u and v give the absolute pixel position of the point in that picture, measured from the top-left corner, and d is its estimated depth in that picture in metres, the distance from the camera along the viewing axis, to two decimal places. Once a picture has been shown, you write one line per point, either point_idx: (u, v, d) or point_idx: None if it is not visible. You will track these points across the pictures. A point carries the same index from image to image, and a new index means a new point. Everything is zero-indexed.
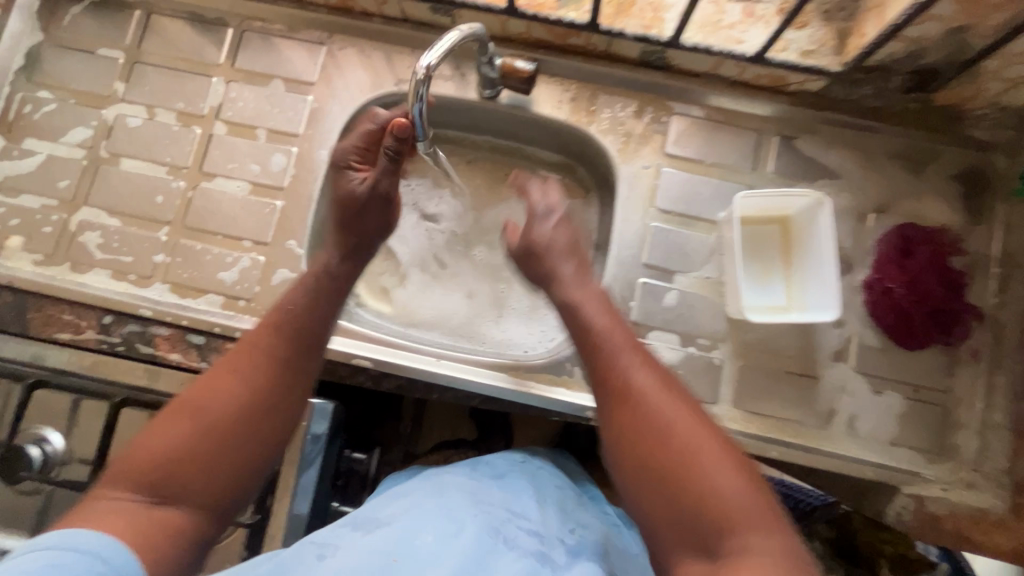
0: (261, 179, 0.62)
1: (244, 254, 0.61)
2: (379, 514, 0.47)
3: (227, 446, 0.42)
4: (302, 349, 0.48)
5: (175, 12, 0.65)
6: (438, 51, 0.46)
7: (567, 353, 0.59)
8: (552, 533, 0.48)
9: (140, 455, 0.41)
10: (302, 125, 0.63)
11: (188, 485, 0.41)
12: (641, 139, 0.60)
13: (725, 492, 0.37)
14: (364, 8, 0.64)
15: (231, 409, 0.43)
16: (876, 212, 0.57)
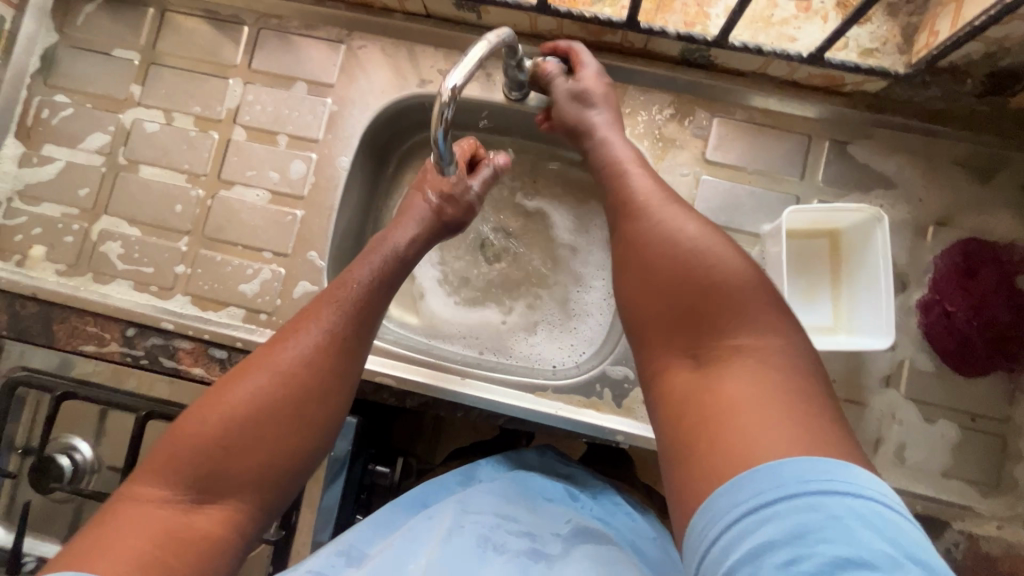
0: (282, 187, 0.61)
1: (264, 266, 0.59)
2: (371, 547, 0.47)
3: (270, 433, 0.39)
4: (357, 330, 0.46)
5: (190, 10, 0.63)
6: (464, 70, 0.41)
7: (596, 374, 0.57)
8: (543, 530, 0.49)
9: (179, 444, 0.38)
10: (322, 130, 0.61)
11: (238, 472, 0.38)
12: (679, 145, 0.57)
13: (719, 293, 0.38)
14: (385, 3, 0.61)
15: (277, 390, 0.40)
16: (936, 225, 0.54)
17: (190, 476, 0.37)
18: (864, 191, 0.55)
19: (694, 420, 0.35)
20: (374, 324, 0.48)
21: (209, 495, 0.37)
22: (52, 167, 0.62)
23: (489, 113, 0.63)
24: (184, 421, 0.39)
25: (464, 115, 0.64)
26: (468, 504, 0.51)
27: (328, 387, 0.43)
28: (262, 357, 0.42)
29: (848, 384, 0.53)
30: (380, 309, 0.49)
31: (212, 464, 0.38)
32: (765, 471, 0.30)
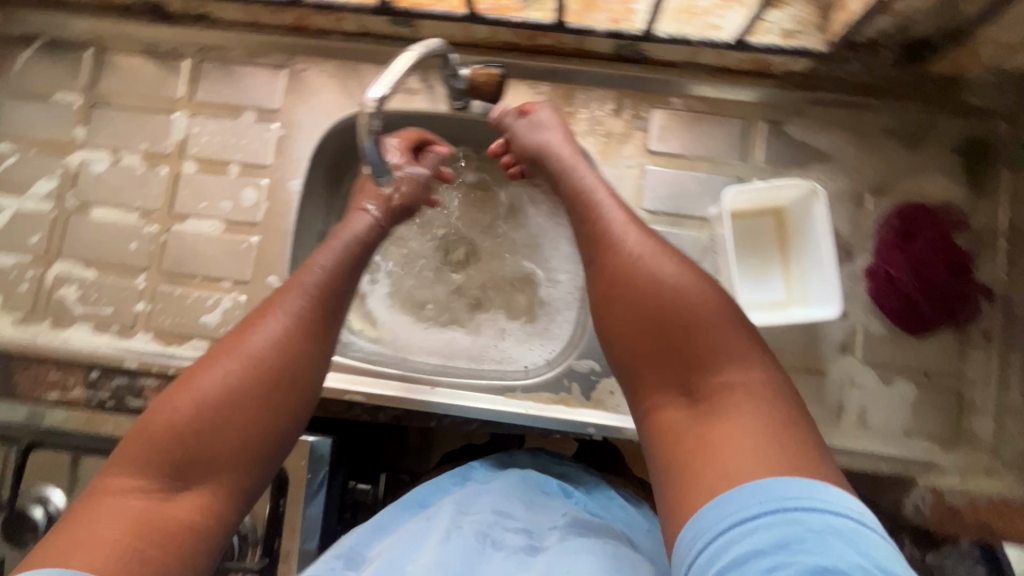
0: (236, 215, 0.61)
1: (224, 295, 0.59)
2: (368, 550, 0.47)
3: (243, 412, 0.41)
4: (326, 310, 0.47)
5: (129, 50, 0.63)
6: (387, 81, 0.42)
7: (564, 370, 0.59)
8: (541, 525, 0.49)
9: (154, 430, 0.39)
10: (270, 156, 0.61)
11: (209, 460, 0.39)
12: (623, 138, 0.59)
13: (705, 328, 0.41)
14: (321, 25, 0.62)
15: (247, 371, 0.42)
16: (873, 192, 0.57)
17: (159, 467, 0.38)
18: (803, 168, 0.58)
19: (687, 449, 0.37)
20: (341, 309, 0.49)
21: (190, 477, 0.39)
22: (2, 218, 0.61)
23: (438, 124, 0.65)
24: (151, 414, 0.40)
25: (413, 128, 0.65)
26: (464, 507, 0.50)
27: (296, 376, 0.43)
28: (228, 347, 0.43)
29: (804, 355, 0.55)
30: (345, 298, 0.49)
31: (182, 454, 0.39)
32: (749, 490, 0.32)
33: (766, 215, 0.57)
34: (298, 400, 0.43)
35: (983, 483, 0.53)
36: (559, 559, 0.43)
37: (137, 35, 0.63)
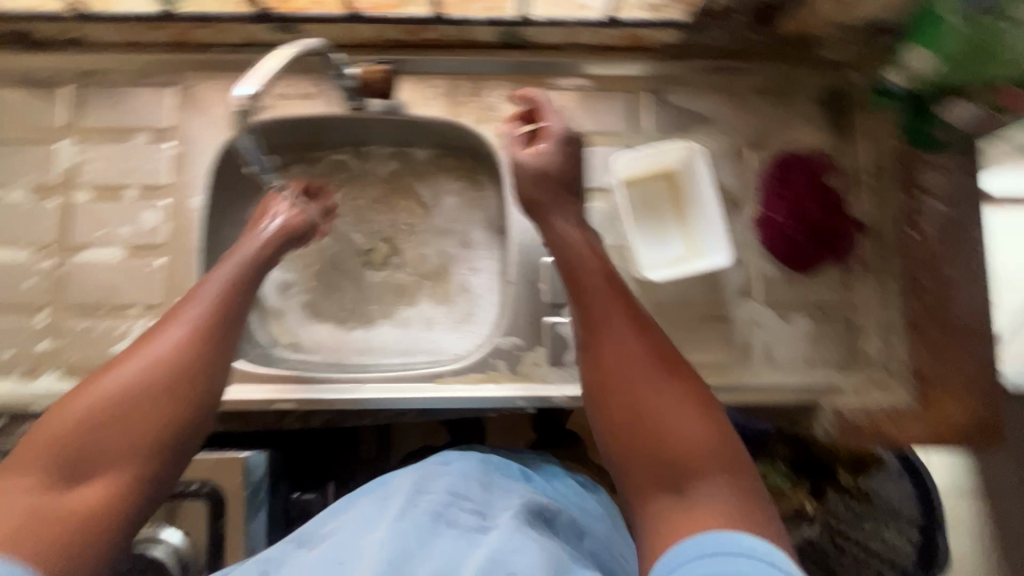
0: (141, 238, 0.99)
1: (129, 323, 0.97)
2: (322, 531, 0.62)
3: (147, 405, 0.64)
4: (223, 325, 0.72)
5: (159, 150, 1.01)
6: (251, 80, 0.68)
7: (473, 339, 0.86)
8: (494, 509, 0.63)
9: (58, 426, 0.61)
10: (167, 172, 1.00)
11: (106, 452, 0.61)
12: (509, 128, 1.02)
13: (695, 445, 0.59)
14: (199, 40, 1.02)
15: (161, 369, 0.66)
16: (747, 148, 0.97)
17: (52, 464, 0.59)
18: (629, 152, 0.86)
19: (665, 522, 0.56)
20: (222, 322, 0.72)
21: (80, 478, 0.59)
22: (132, 324, 0.97)
23: (390, 128, 1.06)
24: (49, 419, 0.62)
25: (375, 135, 1.08)
26: (409, 486, 0.64)
27: (187, 367, 0.67)
28: (139, 351, 0.67)
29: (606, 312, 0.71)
30: (235, 301, 0.76)
31: (82, 453, 0.60)
32: (691, 548, 0.51)
33: (660, 177, 0.93)
34: (181, 396, 0.66)
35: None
36: (481, 537, 0.56)
37: (47, 63, 1.02)
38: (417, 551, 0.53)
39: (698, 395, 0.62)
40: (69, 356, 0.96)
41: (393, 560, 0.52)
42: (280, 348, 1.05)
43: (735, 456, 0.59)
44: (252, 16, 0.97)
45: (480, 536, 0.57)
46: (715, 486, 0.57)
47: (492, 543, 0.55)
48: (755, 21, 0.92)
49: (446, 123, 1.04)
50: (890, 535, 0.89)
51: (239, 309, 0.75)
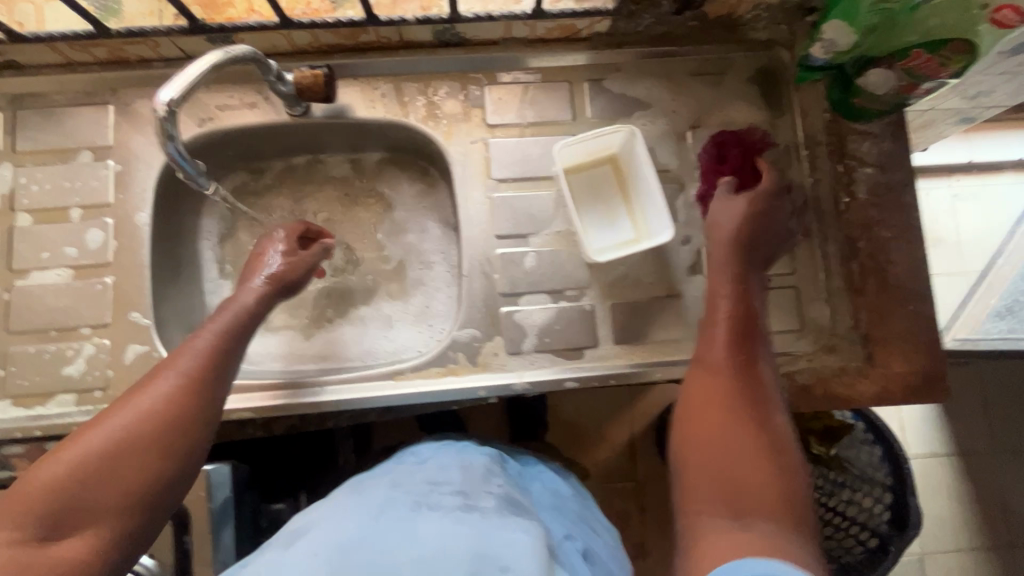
0: (83, 261, 0.76)
1: (80, 348, 0.75)
2: (399, 496, 0.62)
3: (126, 463, 0.51)
4: (220, 372, 0.61)
5: (101, 170, 0.78)
6: (177, 86, 0.52)
7: (531, 349, 0.78)
8: (476, 489, 0.65)
9: (28, 488, 0.48)
10: (113, 188, 0.78)
11: (91, 510, 0.49)
12: (543, 127, 0.83)
13: None
14: (135, 53, 0.78)
15: (150, 430, 0.53)
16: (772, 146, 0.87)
17: (42, 519, 0.47)
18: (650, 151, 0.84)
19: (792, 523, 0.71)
20: (233, 356, 0.63)
21: (67, 523, 0.48)
22: (83, 345, 0.75)
23: (380, 131, 0.86)
24: (33, 470, 0.49)
25: (334, 136, 0.87)
26: (399, 483, 0.66)
27: (182, 415, 0.55)
28: (120, 404, 0.54)
29: (650, 294, 0.80)
30: (244, 333, 0.66)
31: (64, 509, 0.48)
32: None
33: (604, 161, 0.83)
34: (190, 432, 0.55)
35: (814, 361, 0.77)
36: (500, 520, 0.58)
37: None
38: (437, 538, 0.54)
39: (756, 412, 0.59)
40: (18, 382, 0.74)
41: (423, 555, 0.53)
42: None
43: (785, 459, 0.56)
44: (187, 27, 0.73)
45: (466, 515, 0.58)
46: (765, 502, 0.52)
47: (477, 523, 0.57)
48: (758, 45, 0.85)
49: (401, 128, 0.84)
50: (860, 496, 1.25)
51: (232, 335, 0.64)
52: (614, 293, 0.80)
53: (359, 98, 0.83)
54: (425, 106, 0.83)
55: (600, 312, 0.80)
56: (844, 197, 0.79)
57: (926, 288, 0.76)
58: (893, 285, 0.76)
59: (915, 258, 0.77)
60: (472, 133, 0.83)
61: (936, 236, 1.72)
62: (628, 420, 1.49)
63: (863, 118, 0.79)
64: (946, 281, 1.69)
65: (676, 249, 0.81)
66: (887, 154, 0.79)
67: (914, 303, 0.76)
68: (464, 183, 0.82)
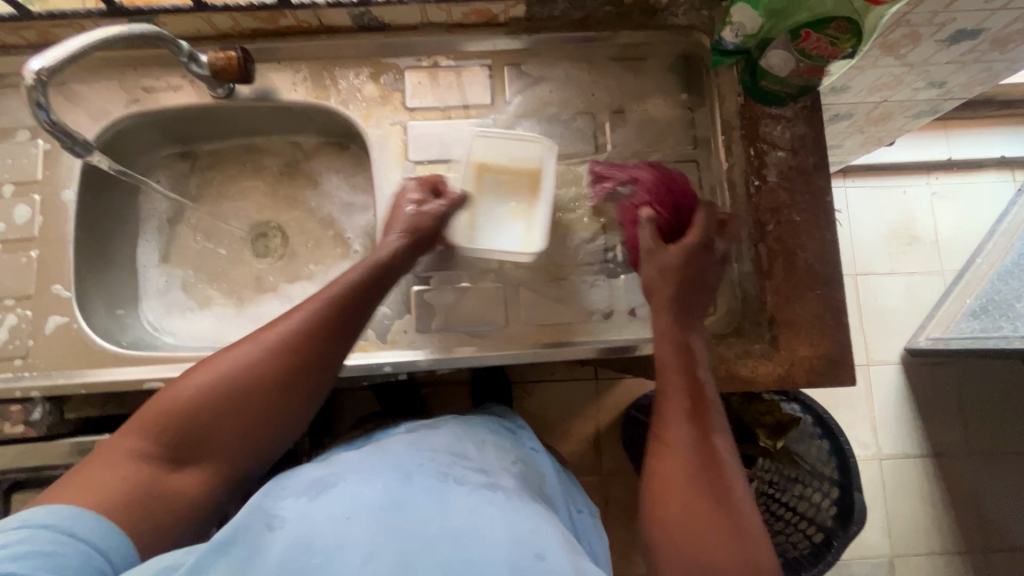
0: (11, 235, 0.79)
1: (4, 318, 0.77)
2: (431, 464, 0.59)
3: (234, 407, 0.58)
4: (340, 337, 0.63)
5: (31, 149, 0.81)
6: (50, 57, 0.57)
7: (438, 327, 0.80)
8: (493, 469, 0.63)
9: (160, 409, 0.57)
10: (42, 166, 0.81)
11: (208, 445, 0.57)
12: (461, 110, 0.85)
13: None
14: (62, 36, 0.81)
15: (261, 382, 0.58)
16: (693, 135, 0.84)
17: (161, 443, 0.56)
18: (567, 134, 0.84)
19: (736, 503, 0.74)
20: (358, 304, 0.65)
21: (179, 453, 0.57)
22: (6, 316, 0.77)
23: (306, 114, 0.88)
24: (170, 388, 0.58)
25: (263, 118, 0.89)
26: (419, 446, 0.64)
27: (292, 363, 0.60)
28: (250, 339, 0.61)
29: (562, 276, 0.81)
30: (373, 282, 0.67)
31: (186, 436, 0.57)
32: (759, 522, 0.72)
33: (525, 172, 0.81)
34: (302, 383, 0.60)
35: (721, 343, 0.77)
36: (523, 505, 0.56)
37: None
38: (472, 510, 0.53)
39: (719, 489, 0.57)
40: None
41: (463, 526, 0.50)
42: (156, 332, 0.88)
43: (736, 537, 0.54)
44: (106, 11, 0.76)
45: (489, 494, 0.56)
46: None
47: (502, 503, 0.55)
48: (678, 30, 0.85)
49: (324, 110, 0.86)
50: (810, 491, 1.25)
51: (364, 301, 0.66)
52: (525, 273, 0.81)
53: (282, 81, 0.85)
54: (346, 90, 0.85)
55: (511, 292, 0.80)
56: (755, 180, 0.79)
57: (834, 272, 0.76)
58: (801, 269, 0.76)
59: (824, 241, 0.77)
60: (393, 116, 0.84)
61: (917, 233, 1.67)
62: (592, 414, 1.49)
63: (774, 102, 0.79)
64: (925, 280, 1.65)
65: (585, 231, 0.82)
66: (800, 137, 0.79)
67: (821, 287, 0.76)
68: (382, 165, 0.83)
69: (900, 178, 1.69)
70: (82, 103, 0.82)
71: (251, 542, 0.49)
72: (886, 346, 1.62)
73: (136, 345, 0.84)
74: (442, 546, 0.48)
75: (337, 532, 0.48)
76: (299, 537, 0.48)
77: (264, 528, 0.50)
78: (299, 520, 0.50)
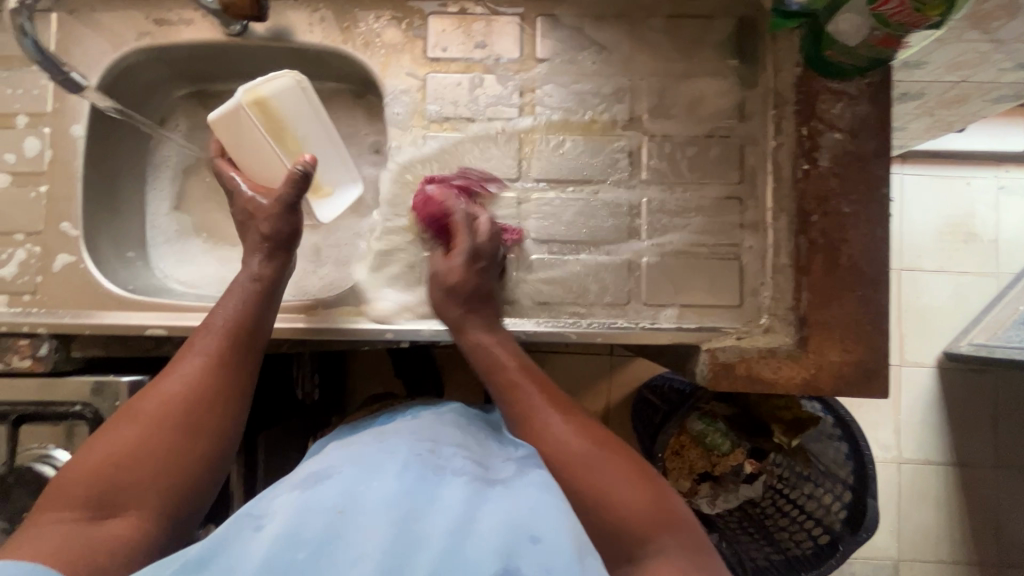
0: (21, 168, 0.78)
1: (16, 251, 0.77)
2: (421, 455, 0.58)
3: (148, 444, 0.58)
4: (238, 349, 0.66)
5: (42, 79, 0.78)
6: None
7: None
8: (493, 459, 0.61)
9: (75, 476, 0.55)
10: (52, 100, 0.78)
11: (131, 492, 0.56)
12: (487, 64, 0.78)
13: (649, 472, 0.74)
14: None
15: (169, 411, 0.60)
16: (739, 109, 0.76)
17: (86, 501, 0.54)
18: (599, 96, 0.77)
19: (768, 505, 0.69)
20: (249, 325, 0.68)
21: (104, 507, 0.54)
22: (16, 251, 0.77)
23: (323, 58, 0.83)
24: (82, 455, 0.57)
25: (278, 59, 0.84)
26: (416, 438, 0.62)
27: (198, 394, 0.62)
28: (148, 392, 0.62)
29: (578, 253, 0.76)
30: (261, 304, 0.70)
31: (107, 488, 0.55)
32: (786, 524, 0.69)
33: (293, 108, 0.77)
34: (217, 404, 0.63)
35: (742, 341, 0.72)
36: (523, 485, 0.54)
37: None
38: (468, 503, 0.51)
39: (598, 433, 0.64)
40: None
41: (458, 520, 0.48)
42: (165, 279, 0.88)
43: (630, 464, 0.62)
44: None
45: (488, 488, 0.54)
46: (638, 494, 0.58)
47: (498, 496, 0.53)
48: None
49: (342, 55, 0.81)
50: (821, 492, 1.21)
51: (248, 310, 0.69)
52: (539, 246, 0.76)
53: (299, 20, 0.79)
54: (365, 34, 0.79)
55: (524, 266, 0.76)
56: (804, 164, 0.71)
57: (880, 273, 0.69)
58: (844, 267, 0.69)
59: (873, 238, 0.69)
60: (412, 67, 0.79)
61: (976, 230, 1.53)
62: (604, 389, 1.45)
63: (838, 76, 0.70)
64: (976, 282, 1.53)
65: (605, 208, 0.76)
66: (861, 119, 0.70)
67: (864, 288, 0.69)
68: (397, 120, 0.78)
69: (966, 168, 1.55)
70: (93, 31, 0.78)
71: (234, 544, 0.47)
72: (923, 348, 1.53)
73: (140, 289, 0.82)
74: (436, 540, 0.46)
75: (327, 531, 0.46)
76: (284, 538, 0.45)
77: (253, 530, 0.48)
78: (288, 511, 0.49)
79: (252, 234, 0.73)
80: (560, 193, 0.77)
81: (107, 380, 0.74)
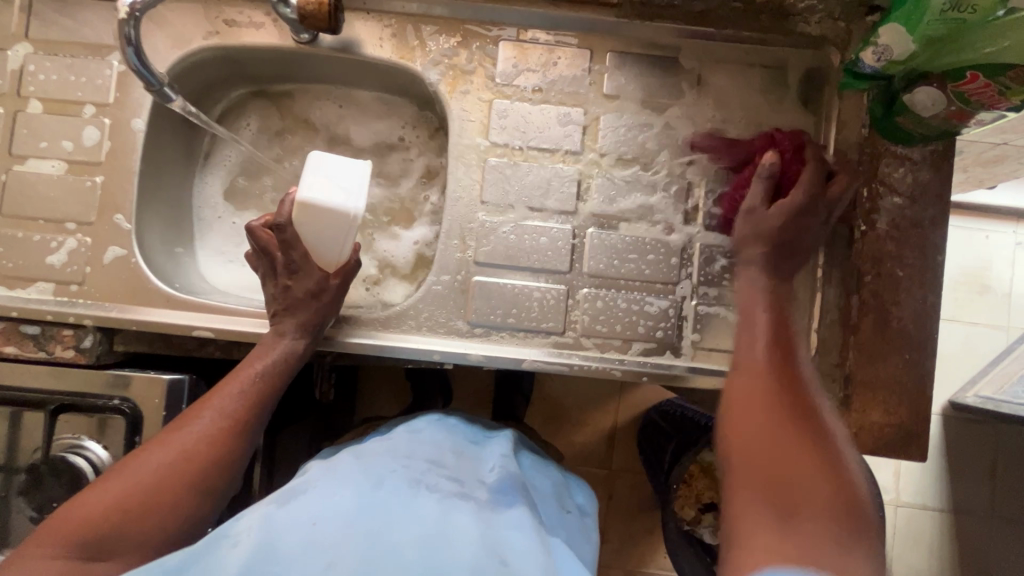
0: (80, 156, 0.78)
1: (66, 239, 0.77)
2: (391, 465, 0.57)
3: (153, 497, 0.58)
4: (258, 413, 0.68)
5: (106, 69, 0.78)
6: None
7: (493, 325, 0.77)
8: (467, 477, 0.60)
9: (75, 516, 0.55)
10: (115, 90, 0.78)
11: (125, 541, 0.55)
12: (551, 92, 0.78)
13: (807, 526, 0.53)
14: None
15: (172, 466, 0.60)
16: None
17: (81, 542, 0.53)
18: (661, 135, 0.78)
19: None
20: (276, 390, 0.70)
21: (96, 552, 0.54)
22: (66, 240, 0.77)
23: (385, 71, 0.83)
24: (82, 498, 0.57)
25: (340, 65, 0.84)
26: (394, 450, 0.60)
27: (219, 456, 0.63)
28: (162, 440, 0.62)
29: (627, 291, 0.76)
30: (289, 374, 0.72)
31: (106, 535, 0.54)
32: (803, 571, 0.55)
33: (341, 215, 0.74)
34: (221, 468, 0.63)
35: None
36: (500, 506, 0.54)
37: None
38: (442, 517, 0.51)
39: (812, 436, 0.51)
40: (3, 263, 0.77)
41: (428, 534, 0.48)
42: (207, 276, 0.88)
43: (860, 526, 0.46)
44: None
45: (460, 505, 0.53)
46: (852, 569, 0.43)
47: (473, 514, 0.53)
48: (807, 40, 0.77)
49: (406, 71, 0.81)
50: None
51: (275, 374, 0.70)
52: (590, 278, 0.77)
53: (368, 34, 0.79)
54: (434, 52, 0.79)
55: (575, 299, 0.77)
56: (861, 225, 0.72)
57: (927, 339, 0.70)
58: (893, 329, 0.70)
59: (924, 303, 0.70)
60: (477, 89, 0.79)
61: (990, 283, 1.53)
62: (612, 408, 1.34)
63: (905, 141, 0.71)
64: (985, 334, 1.53)
65: (660, 247, 0.77)
66: (922, 186, 0.71)
67: (912, 352, 0.70)
68: (458, 142, 0.79)
69: (988, 222, 1.54)
70: (163, 25, 0.78)
71: (211, 561, 0.45)
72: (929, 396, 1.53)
73: (185, 286, 0.82)
74: (407, 552, 0.46)
75: (303, 545, 0.45)
76: (258, 551, 0.44)
77: (228, 542, 0.46)
78: (265, 525, 0.48)
79: (309, 298, 0.73)
80: (615, 229, 0.77)
81: (150, 377, 0.73)
